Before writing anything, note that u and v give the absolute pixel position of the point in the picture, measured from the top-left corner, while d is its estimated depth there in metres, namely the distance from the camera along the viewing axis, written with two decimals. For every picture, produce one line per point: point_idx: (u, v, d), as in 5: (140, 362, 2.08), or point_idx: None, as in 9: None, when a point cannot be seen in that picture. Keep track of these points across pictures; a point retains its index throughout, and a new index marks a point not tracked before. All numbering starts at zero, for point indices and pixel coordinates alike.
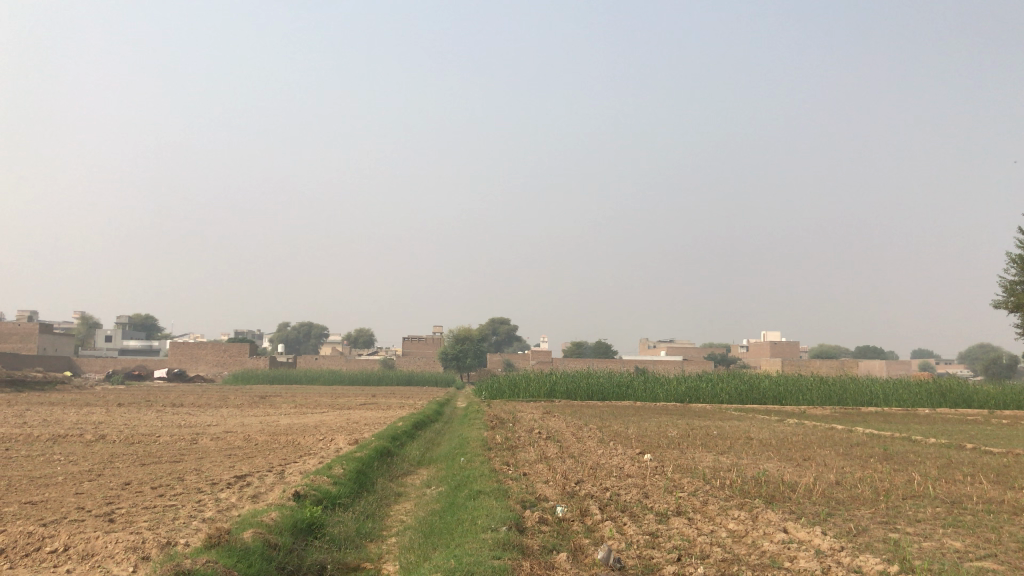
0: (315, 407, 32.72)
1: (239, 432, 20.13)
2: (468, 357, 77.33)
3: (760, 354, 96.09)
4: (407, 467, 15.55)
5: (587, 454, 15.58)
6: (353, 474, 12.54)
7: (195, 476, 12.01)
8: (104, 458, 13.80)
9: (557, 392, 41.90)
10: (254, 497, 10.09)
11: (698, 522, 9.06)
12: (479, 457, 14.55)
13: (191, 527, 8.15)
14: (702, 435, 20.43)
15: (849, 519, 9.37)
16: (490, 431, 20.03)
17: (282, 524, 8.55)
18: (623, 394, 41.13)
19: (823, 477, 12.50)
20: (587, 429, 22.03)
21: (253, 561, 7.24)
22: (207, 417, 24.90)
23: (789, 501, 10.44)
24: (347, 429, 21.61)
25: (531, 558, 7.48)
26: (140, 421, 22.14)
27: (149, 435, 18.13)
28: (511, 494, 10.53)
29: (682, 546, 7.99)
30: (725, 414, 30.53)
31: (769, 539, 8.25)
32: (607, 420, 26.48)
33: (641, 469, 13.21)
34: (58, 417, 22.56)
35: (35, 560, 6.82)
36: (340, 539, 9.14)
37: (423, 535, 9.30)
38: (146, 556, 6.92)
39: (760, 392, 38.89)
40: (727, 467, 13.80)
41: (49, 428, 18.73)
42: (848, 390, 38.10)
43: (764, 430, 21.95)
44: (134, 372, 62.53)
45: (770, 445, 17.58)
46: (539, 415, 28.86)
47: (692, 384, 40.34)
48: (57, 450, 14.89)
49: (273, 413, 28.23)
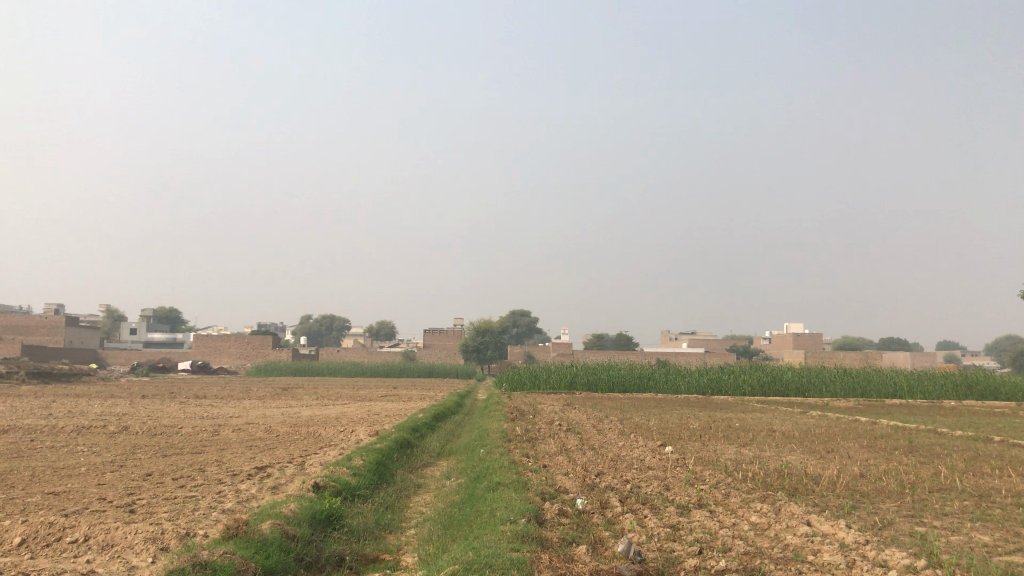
0: (337, 398, 32.85)
1: (261, 424, 20.22)
2: (489, 348, 77.40)
3: (782, 346, 95.32)
4: (427, 458, 15.54)
5: (607, 446, 15.48)
6: (373, 465, 12.53)
7: (216, 467, 12.04)
8: (127, 449, 13.88)
9: (578, 384, 41.80)
10: (273, 488, 10.09)
11: (720, 515, 8.95)
12: (499, 449, 14.51)
13: (211, 518, 8.15)
14: (724, 427, 20.28)
15: (873, 512, 9.23)
16: (510, 423, 20.00)
17: (300, 515, 8.53)
18: (644, 386, 40.95)
19: (847, 470, 12.35)
20: (608, 422, 21.92)
21: (271, 553, 7.22)
22: (229, 409, 25.02)
23: (813, 494, 10.30)
24: (368, 421, 21.64)
25: (550, 551, 7.40)
26: (164, 413, 22.31)
27: (172, 427, 18.24)
28: (531, 486, 10.46)
29: (703, 539, 7.88)
30: (747, 405, 30.35)
31: (792, 532, 8.12)
32: (628, 412, 26.39)
33: (662, 461, 13.11)
34: (84, 408, 22.78)
35: (56, 550, 6.84)
36: (359, 530, 9.12)
37: (442, 527, 9.26)
38: (165, 547, 6.93)
39: (782, 384, 38.59)
40: (749, 459, 13.66)
41: (74, 420, 18.91)
42: (872, 382, 37.70)
43: (787, 422, 21.75)
44: (159, 364, 63.17)
45: (793, 438, 17.40)
46: (560, 406, 28.78)
47: (714, 376, 40.12)
48: (80, 441, 15.00)
49: (295, 404, 28.36)
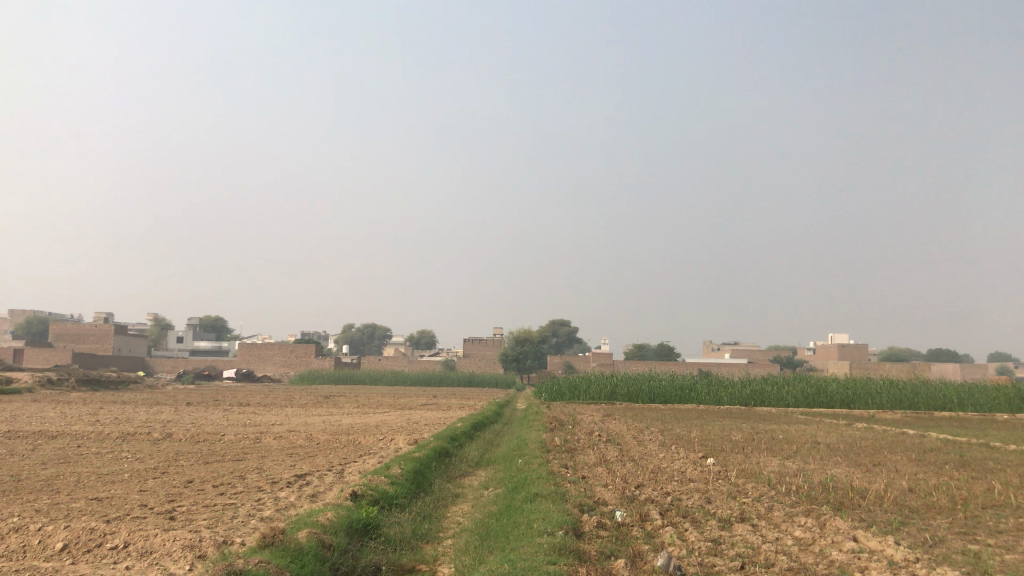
0: (378, 407, 32.96)
1: (302, 431, 20.36)
2: (529, 358, 77.35)
3: (827, 357, 93.60)
4: (465, 467, 15.51)
5: (648, 458, 15.28)
6: (411, 474, 12.51)
7: (256, 474, 12.10)
8: (170, 456, 14.04)
9: (618, 394, 41.50)
10: (312, 496, 10.11)
11: (763, 530, 8.74)
12: (538, 459, 14.41)
13: (249, 526, 8.17)
14: (767, 439, 19.90)
15: (923, 528, 8.94)
16: (548, 433, 19.87)
17: (337, 523, 8.51)
18: (686, 397, 40.47)
19: (895, 484, 12.01)
20: (649, 432, 21.72)
21: (307, 562, 7.20)
22: (272, 417, 25.26)
23: (859, 509, 10.02)
24: (407, 429, 21.64)
25: (588, 564, 7.28)
26: (206, 420, 22.58)
27: (214, 434, 18.44)
28: (569, 497, 10.33)
29: (745, 553, 7.70)
30: (791, 417, 29.82)
31: (838, 548, 7.90)
32: (669, 423, 26.12)
33: (703, 473, 12.90)
34: (129, 415, 23.15)
35: (96, 556, 6.90)
36: (396, 540, 9.08)
37: (479, 538, 9.18)
38: (203, 555, 6.94)
39: (827, 396, 37.86)
40: (793, 472, 13.40)
41: (120, 426, 19.21)
42: (920, 393, 36.86)
43: (832, 435, 21.30)
44: (204, 372, 64.09)
45: (838, 450, 17.03)
46: (599, 417, 28.56)
47: (757, 388, 39.52)
48: (124, 448, 15.23)
49: (336, 412, 28.56)
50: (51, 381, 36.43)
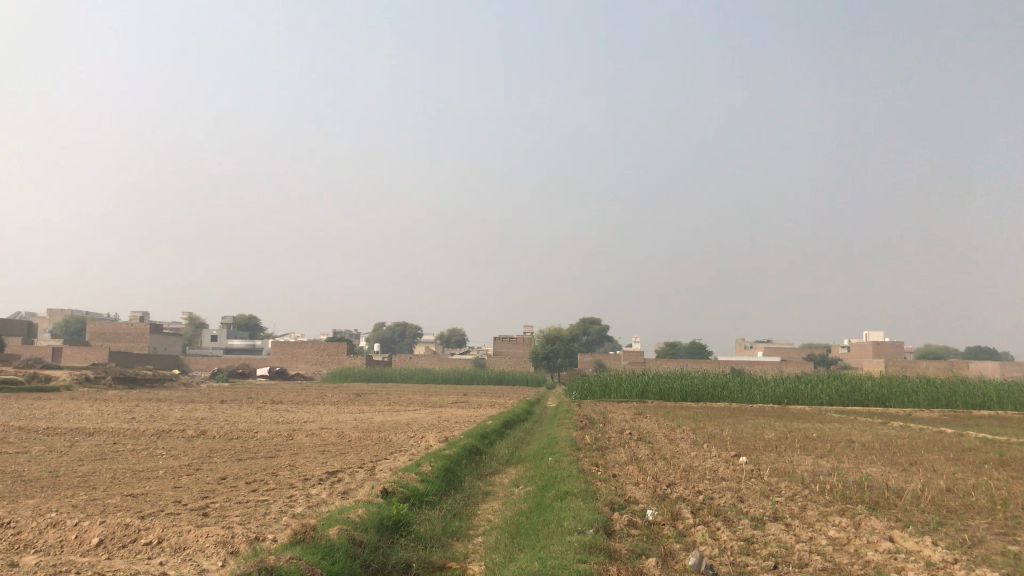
0: (409, 404, 33.07)
1: (334, 428, 20.48)
2: (559, 357, 77.28)
3: (861, 355, 92.41)
4: (495, 465, 15.51)
5: (680, 456, 15.15)
6: (441, 472, 12.53)
7: (288, 471, 12.20)
8: (204, 453, 14.21)
9: (649, 393, 41.28)
10: (343, 493, 10.17)
11: (797, 528, 8.64)
12: (569, 457, 14.36)
13: (281, 522, 8.23)
14: (801, 438, 19.67)
15: (962, 529, 8.77)
16: (579, 432, 19.76)
17: (368, 520, 8.55)
18: (719, 396, 40.14)
19: (933, 484, 11.80)
20: (681, 431, 21.57)
21: (338, 559, 7.24)
22: (304, 414, 25.45)
23: (895, 508, 9.86)
24: (438, 427, 21.70)
25: (618, 563, 7.23)
26: (239, 417, 22.80)
27: (247, 431, 18.61)
28: (600, 495, 10.29)
29: (779, 553, 7.60)
30: (824, 416, 29.42)
31: (874, 548, 7.78)
32: (701, 422, 25.92)
33: (736, 472, 12.78)
34: (164, 413, 23.44)
35: (131, 551, 6.99)
36: (426, 537, 9.09)
37: (509, 536, 9.17)
38: (235, 551, 7.00)
39: (862, 394, 37.35)
40: (828, 471, 13.24)
41: (156, 424, 19.47)
42: (958, 392, 36.22)
43: (868, 434, 20.98)
44: (238, 370, 64.83)
45: (874, 449, 16.78)
46: (630, 415, 28.39)
47: (790, 386, 39.11)
48: (160, 445, 15.42)
49: (367, 410, 28.70)
50: (88, 379, 37.01)
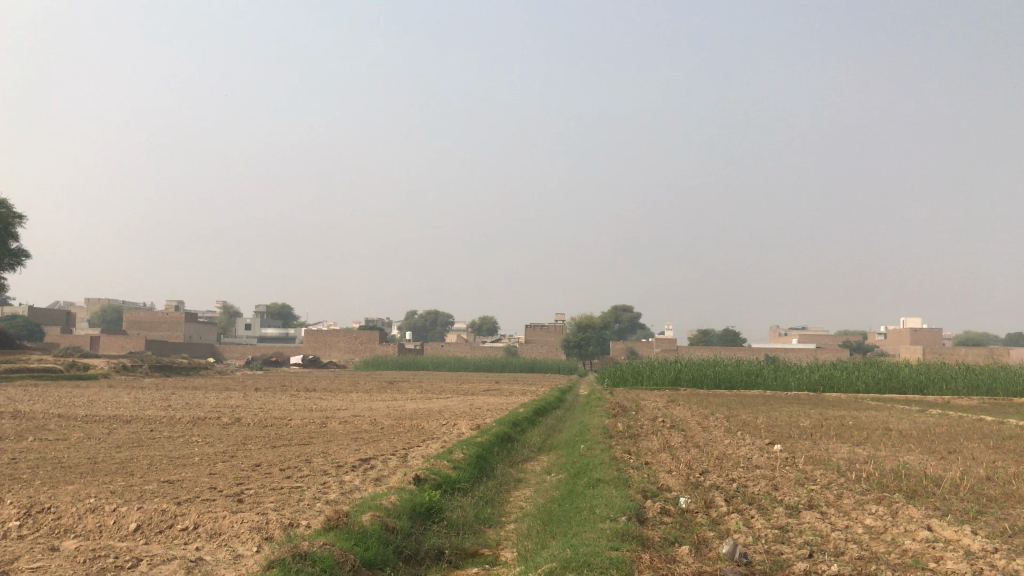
0: (441, 392, 33.22)
1: (367, 416, 20.64)
2: (591, 344, 77.15)
3: (898, 342, 91.18)
4: (528, 453, 15.51)
5: (713, 444, 15.05)
6: (473, 459, 12.55)
7: (322, 458, 12.30)
8: (239, 440, 14.37)
9: (682, 380, 41.11)
10: (376, 480, 10.24)
11: (832, 517, 8.53)
12: (601, 445, 14.31)
13: (315, 508, 8.30)
14: (836, 425, 19.47)
15: (1001, 518, 8.61)
16: (612, 419, 19.74)
17: (400, 507, 8.58)
18: (753, 382, 39.85)
19: (972, 472, 11.61)
20: (714, 418, 21.47)
21: (371, 544, 7.29)
22: (337, 402, 25.65)
23: (933, 497, 9.70)
24: (470, 414, 21.79)
25: (651, 551, 7.18)
26: (273, 405, 23.05)
27: (280, 419, 18.81)
28: (632, 483, 10.26)
29: (814, 542, 7.51)
30: (862, 403, 29.07)
31: (911, 537, 7.66)
32: (734, 409, 25.77)
33: (770, 460, 12.66)
34: (200, 400, 23.78)
35: (167, 536, 7.08)
36: (458, 524, 9.12)
37: (541, 523, 9.16)
38: (269, 537, 7.07)
39: (899, 381, 36.86)
40: (863, 459, 13.07)
41: (191, 411, 19.75)
42: (997, 378, 35.63)
43: (905, 421, 20.72)
44: (272, 358, 65.54)
45: (911, 437, 16.52)
46: (663, 402, 28.26)
47: (825, 372, 38.73)
48: (195, 432, 15.62)
49: (399, 397, 28.88)
50: (126, 367, 37.68)
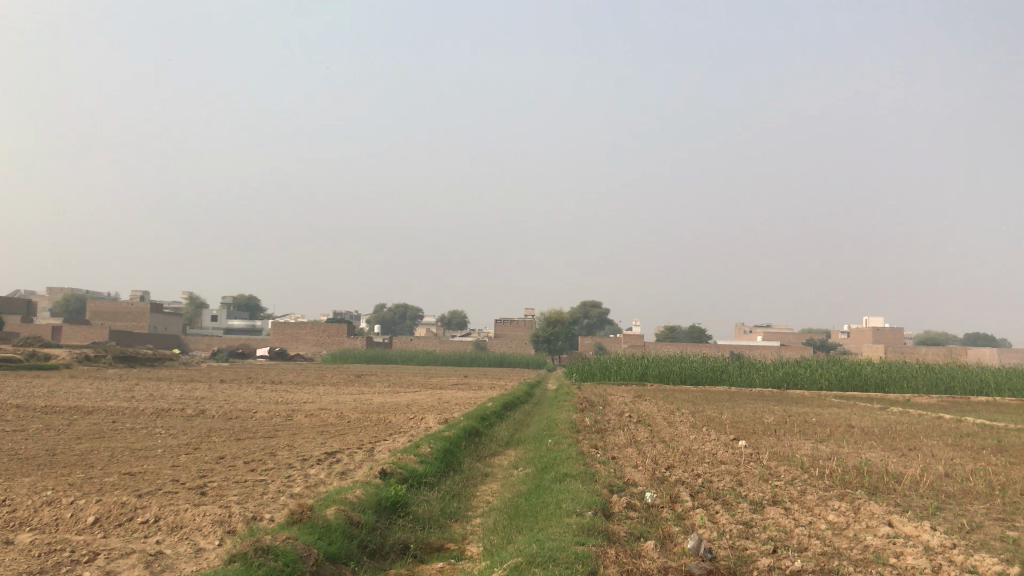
0: (409, 386, 33.10)
1: (333, 409, 20.47)
2: (559, 339, 77.28)
3: (861, 341, 92.41)
4: (495, 447, 15.49)
5: (679, 439, 15.16)
6: (440, 453, 12.50)
7: (287, 451, 12.18)
8: (203, 432, 14.19)
9: (649, 375, 41.35)
10: (342, 473, 10.16)
11: (796, 513, 8.60)
12: (568, 439, 14.32)
13: (278, 502, 8.21)
14: (799, 422, 19.67)
15: (959, 514, 8.75)
16: (579, 414, 19.80)
17: (365, 501, 8.52)
18: (718, 378, 40.23)
19: (932, 469, 11.78)
20: (680, 414, 21.65)
21: (335, 539, 7.22)
22: (303, 395, 25.44)
23: (894, 493, 9.83)
24: (438, 408, 21.75)
25: (616, 546, 7.19)
26: (239, 397, 22.78)
27: (245, 411, 18.58)
28: (599, 477, 10.28)
29: (778, 538, 7.57)
30: (825, 401, 29.38)
31: (872, 533, 7.75)
32: (700, 405, 26.01)
33: (735, 456, 12.74)
34: (163, 392, 23.46)
35: (127, 530, 6.96)
36: (424, 518, 9.07)
37: (507, 517, 9.15)
38: (232, 530, 6.99)
39: (862, 379, 37.37)
40: (826, 455, 13.24)
41: (155, 403, 19.48)
42: (956, 378, 36.25)
43: (867, 418, 21.06)
44: (238, 350, 64.86)
45: (873, 434, 16.76)
46: (630, 398, 28.41)
47: (790, 370, 39.16)
48: (158, 424, 15.39)
49: (367, 391, 28.76)
50: (88, 357, 37.06)
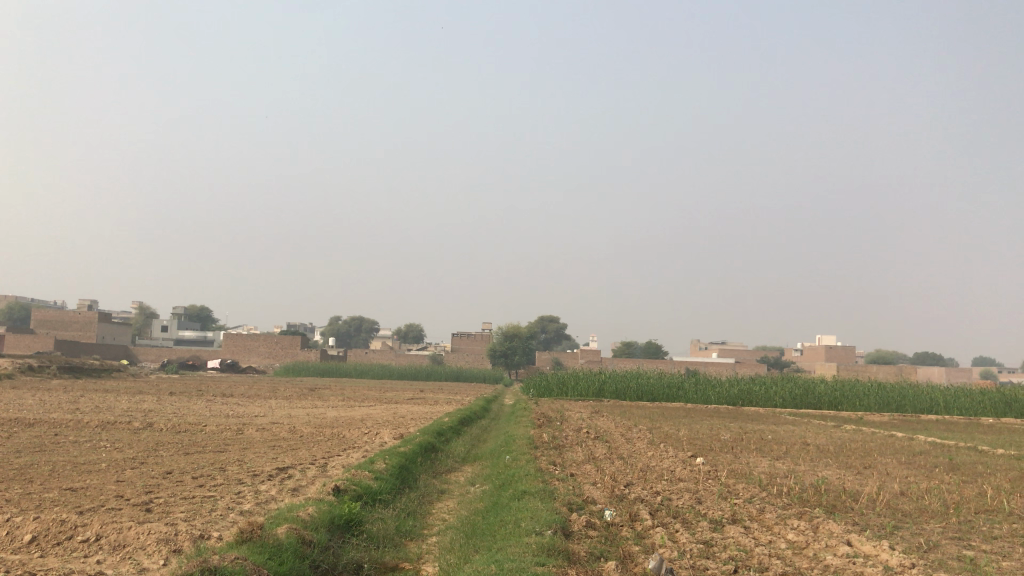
0: (364, 400, 32.62)
1: (285, 423, 20.04)
2: (516, 354, 77.16)
3: (813, 359, 93.71)
4: (451, 463, 15.29)
5: (637, 456, 15.12)
6: (395, 469, 12.25)
7: (237, 467, 11.84)
8: (150, 446, 13.74)
9: (606, 392, 41.41)
10: (294, 490, 9.88)
11: (756, 532, 8.54)
12: (526, 455, 14.17)
13: (228, 520, 7.93)
14: (755, 439, 19.77)
15: (917, 533, 8.79)
16: (536, 429, 19.67)
17: (318, 519, 8.25)
18: (674, 395, 40.41)
19: (887, 487, 11.87)
20: (637, 430, 21.64)
21: (286, 559, 6.95)
22: (255, 409, 24.87)
23: (852, 512, 9.83)
24: (393, 423, 21.44)
25: (577, 566, 7.04)
26: (188, 410, 22.22)
27: (195, 425, 18.09)
28: (558, 495, 10.13)
29: (738, 557, 7.49)
30: (780, 418, 29.60)
31: (832, 552, 7.71)
32: (657, 421, 26.04)
33: (693, 473, 12.72)
34: (109, 404, 22.78)
35: (66, 548, 6.63)
36: (379, 537, 8.84)
37: (465, 536, 8.96)
38: (178, 549, 6.70)
39: (815, 397, 37.82)
40: (783, 472, 13.27)
41: (99, 415, 18.83)
42: (907, 396, 36.85)
43: (822, 436, 21.22)
44: (188, 362, 63.57)
45: (827, 452, 16.90)
46: (587, 413, 28.34)
47: (745, 387, 39.47)
48: (103, 437, 14.91)
49: (321, 405, 28.28)
50: (31, 368, 35.92)
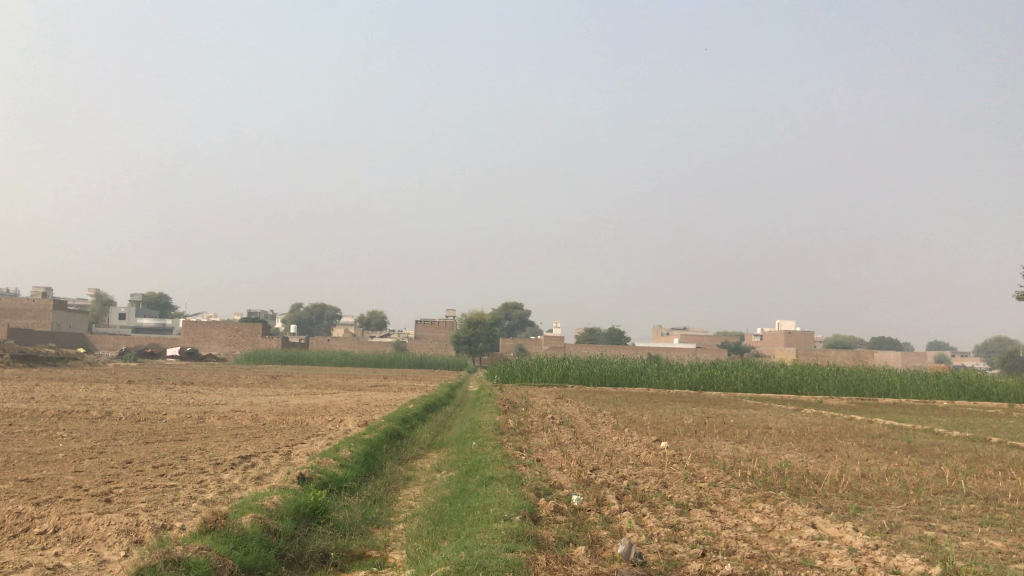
0: (327, 387, 32.35)
1: (248, 411, 19.75)
2: (480, 340, 77.05)
3: (773, 344, 94.88)
4: (417, 450, 15.21)
5: (602, 440, 15.17)
6: (361, 457, 12.16)
7: (198, 456, 11.63)
8: (109, 435, 13.46)
9: (569, 376, 41.58)
10: (257, 479, 9.72)
11: (722, 515, 8.61)
12: (492, 441, 14.14)
13: (190, 509, 7.77)
14: (719, 423, 19.94)
15: (879, 514, 8.91)
16: (502, 415, 19.65)
17: (283, 508, 8.14)
18: (637, 380, 40.74)
19: (848, 469, 12.05)
20: (602, 415, 21.76)
21: (251, 549, 6.85)
22: (216, 396, 24.53)
23: (815, 494, 9.94)
24: (357, 410, 21.31)
25: (546, 552, 7.02)
26: (147, 399, 21.88)
27: (155, 413, 17.79)
28: (525, 480, 10.13)
29: (705, 540, 7.52)
30: (741, 402, 29.93)
31: (797, 535, 7.79)
32: (621, 405, 26.24)
33: (658, 457, 12.79)
34: (66, 393, 22.30)
35: (22, 541, 6.45)
36: (344, 524, 8.75)
37: (432, 523, 8.90)
38: (139, 540, 6.55)
39: (775, 381, 38.36)
40: (747, 456, 13.40)
41: (56, 404, 18.44)
42: (865, 380, 37.48)
43: (784, 419, 21.46)
44: (147, 350, 62.61)
45: (789, 435, 17.12)
46: (552, 399, 28.39)
47: (707, 371, 39.90)
48: (60, 426, 14.60)
49: (284, 392, 28.00)
50: None
